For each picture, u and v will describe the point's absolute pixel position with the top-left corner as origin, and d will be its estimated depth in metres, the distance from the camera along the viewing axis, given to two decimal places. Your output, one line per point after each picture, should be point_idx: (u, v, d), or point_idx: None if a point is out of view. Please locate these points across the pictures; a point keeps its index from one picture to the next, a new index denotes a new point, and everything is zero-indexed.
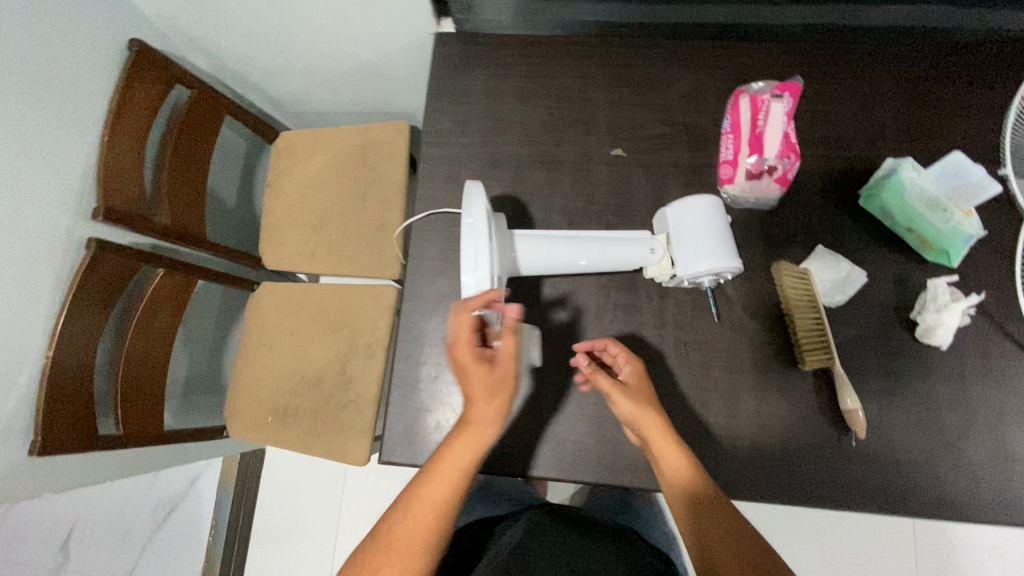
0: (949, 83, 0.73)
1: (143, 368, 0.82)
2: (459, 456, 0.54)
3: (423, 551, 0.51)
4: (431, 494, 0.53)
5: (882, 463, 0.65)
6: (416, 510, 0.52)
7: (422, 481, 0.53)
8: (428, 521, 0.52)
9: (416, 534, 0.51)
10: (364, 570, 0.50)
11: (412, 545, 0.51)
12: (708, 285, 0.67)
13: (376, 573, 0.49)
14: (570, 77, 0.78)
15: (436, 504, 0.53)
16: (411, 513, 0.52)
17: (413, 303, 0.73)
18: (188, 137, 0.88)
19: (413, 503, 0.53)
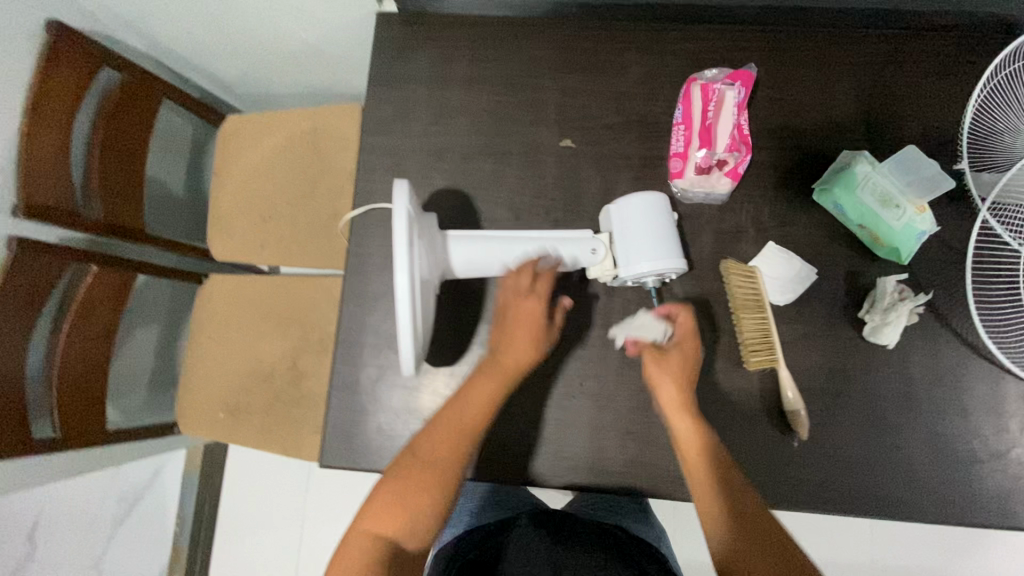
0: (908, 73, 0.71)
1: (79, 370, 0.79)
2: (479, 412, 0.57)
3: (430, 499, 0.55)
4: (444, 447, 0.56)
5: (827, 463, 0.64)
6: (431, 462, 0.56)
7: (435, 431, 0.57)
8: (439, 475, 0.55)
9: (428, 484, 0.55)
10: (398, 481, 0.55)
11: (424, 492, 0.55)
12: (653, 286, 0.65)
13: (408, 482, 0.55)
14: (519, 61, 0.74)
15: (447, 458, 0.56)
16: (425, 464, 0.56)
17: (352, 302, 0.70)
18: (119, 124, 0.83)
19: (428, 456, 0.56)
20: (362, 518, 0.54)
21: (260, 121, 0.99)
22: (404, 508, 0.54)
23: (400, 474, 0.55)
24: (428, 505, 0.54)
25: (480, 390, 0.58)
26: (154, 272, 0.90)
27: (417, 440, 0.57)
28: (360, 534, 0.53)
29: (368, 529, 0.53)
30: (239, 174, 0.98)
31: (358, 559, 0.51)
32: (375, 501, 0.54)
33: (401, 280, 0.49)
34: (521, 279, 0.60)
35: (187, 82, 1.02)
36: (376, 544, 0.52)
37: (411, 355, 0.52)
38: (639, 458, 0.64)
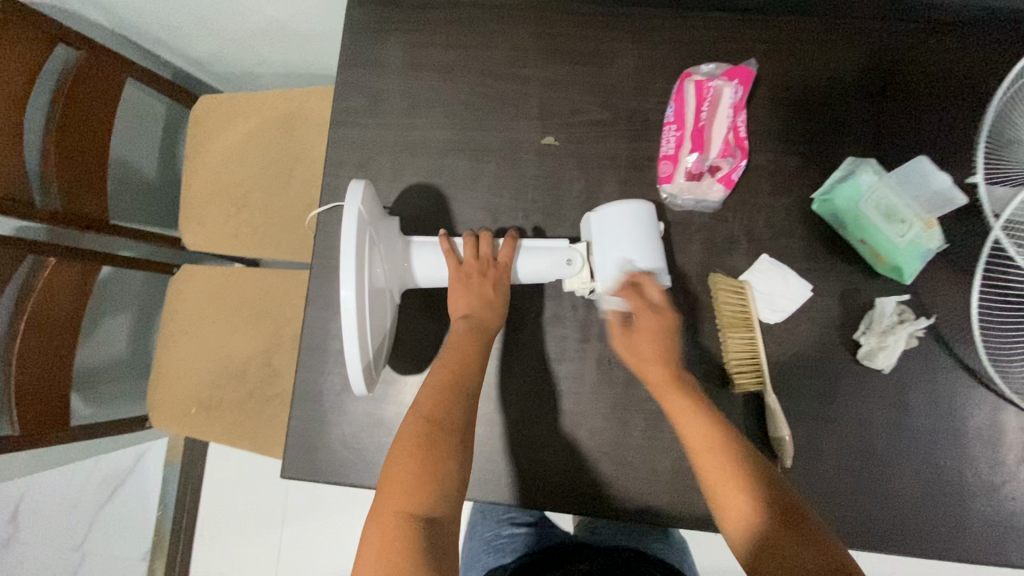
0: (922, 71, 0.65)
1: (40, 366, 0.75)
2: (468, 365, 0.55)
3: (446, 463, 0.48)
4: (445, 404, 0.52)
5: (815, 492, 0.60)
6: (440, 425, 0.50)
7: (431, 394, 0.53)
8: (450, 433, 0.50)
9: (442, 446, 0.49)
10: (406, 456, 0.48)
11: (438, 457, 0.49)
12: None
13: (420, 452, 0.49)
14: (500, 47, 0.68)
15: (453, 416, 0.51)
16: (434, 429, 0.50)
17: (317, 307, 0.66)
18: (78, 106, 0.78)
19: (434, 419, 0.51)
20: (383, 501, 0.46)
21: (232, 103, 0.93)
22: (426, 473, 0.47)
23: (403, 452, 0.48)
24: (450, 468, 0.48)
25: (460, 349, 0.55)
26: (118, 263, 0.86)
27: (417, 410, 0.52)
28: (387, 514, 0.45)
29: (397, 508, 0.46)
30: (209, 159, 0.93)
31: (394, 540, 0.43)
32: (389, 481, 0.47)
33: (347, 292, 0.48)
34: (486, 288, 0.59)
35: (157, 59, 0.97)
36: (410, 519, 0.45)
37: (359, 372, 0.51)
38: (612, 482, 0.60)
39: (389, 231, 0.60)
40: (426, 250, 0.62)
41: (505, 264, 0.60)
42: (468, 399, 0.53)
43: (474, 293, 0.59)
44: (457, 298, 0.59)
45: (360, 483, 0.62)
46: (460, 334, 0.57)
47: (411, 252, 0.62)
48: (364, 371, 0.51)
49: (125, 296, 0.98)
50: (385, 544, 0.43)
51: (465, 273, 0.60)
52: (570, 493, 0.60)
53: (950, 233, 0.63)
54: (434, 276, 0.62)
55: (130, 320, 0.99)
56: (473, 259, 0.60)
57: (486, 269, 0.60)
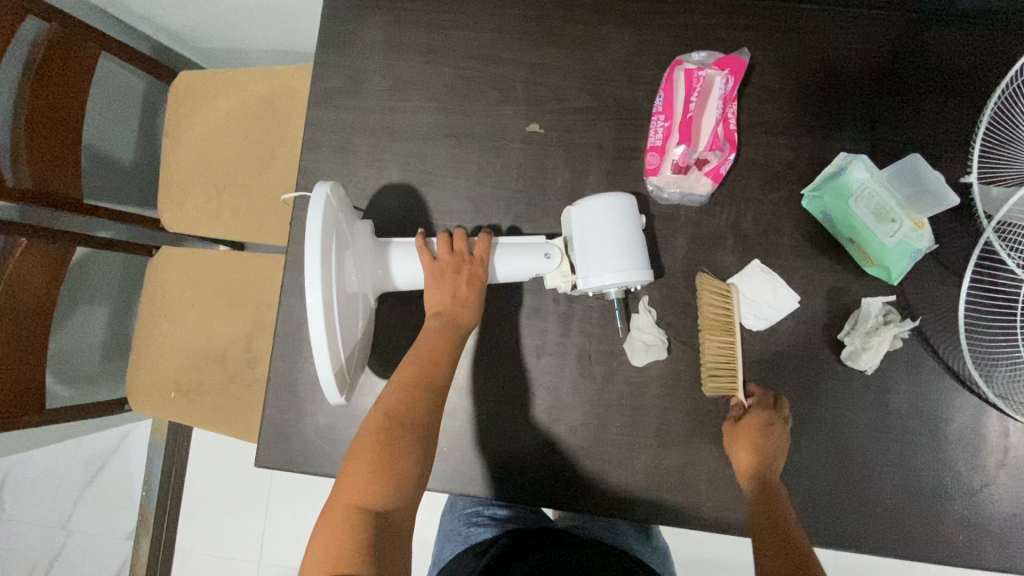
0: (921, 64, 0.63)
1: (15, 349, 0.74)
2: (438, 362, 0.53)
3: (408, 461, 0.48)
4: (410, 406, 0.50)
5: (792, 492, 0.59)
6: (402, 424, 0.49)
7: (396, 390, 0.51)
8: (413, 432, 0.49)
9: (402, 445, 0.48)
10: (367, 452, 0.48)
11: (400, 454, 0.48)
12: (616, 297, 0.60)
13: (383, 450, 0.48)
14: (486, 29, 0.65)
15: (417, 415, 0.50)
16: (395, 426, 0.49)
17: (293, 295, 0.64)
18: (50, 82, 0.75)
19: (397, 417, 0.50)
20: (338, 495, 0.46)
21: (214, 81, 0.91)
22: (383, 471, 0.47)
23: (364, 447, 0.48)
24: (409, 467, 0.48)
25: (430, 346, 0.54)
26: (96, 244, 0.84)
27: (380, 405, 0.51)
28: (340, 509, 0.45)
29: (350, 503, 0.46)
30: (188, 138, 0.90)
31: (344, 536, 0.44)
32: (347, 475, 0.47)
33: (313, 299, 0.45)
34: (460, 285, 0.57)
35: (135, 32, 0.93)
36: (362, 515, 0.45)
37: (332, 381, 0.49)
38: (588, 478, 0.60)
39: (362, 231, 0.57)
40: (401, 250, 0.60)
41: (480, 260, 0.57)
42: (434, 398, 0.52)
43: (448, 290, 0.56)
44: (431, 295, 0.57)
45: (334, 474, 0.62)
46: (431, 330, 0.55)
47: (386, 252, 0.60)
48: (337, 379, 0.49)
49: (103, 276, 0.96)
50: (336, 539, 0.44)
51: (439, 269, 0.57)
52: (546, 487, 0.60)
53: (941, 233, 0.62)
54: (411, 278, 0.60)
55: (112, 299, 0.98)
56: (447, 254, 0.58)
57: (461, 265, 0.57)
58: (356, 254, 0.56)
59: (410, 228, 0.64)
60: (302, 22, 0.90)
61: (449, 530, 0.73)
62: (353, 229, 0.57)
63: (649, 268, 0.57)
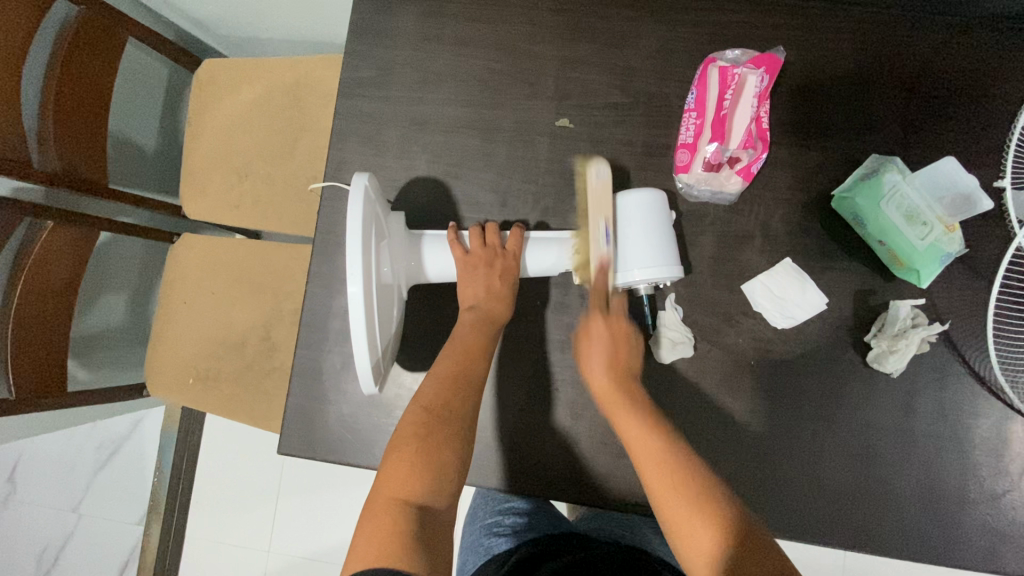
0: (957, 66, 0.63)
1: (37, 331, 0.74)
2: (475, 358, 0.54)
3: (450, 455, 0.50)
4: (448, 400, 0.52)
5: (816, 493, 0.59)
6: (440, 419, 0.51)
7: (433, 384, 0.53)
8: (451, 425, 0.51)
9: (440, 439, 0.50)
10: (409, 447, 0.49)
11: (441, 448, 0.49)
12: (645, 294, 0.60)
13: (425, 445, 0.49)
14: (517, 22, 0.65)
15: (454, 409, 0.52)
16: (433, 420, 0.51)
17: (319, 284, 0.65)
18: (78, 66, 0.75)
19: (434, 411, 0.51)
20: (381, 488, 0.47)
21: (238, 70, 0.91)
22: (422, 463, 0.48)
23: (406, 443, 0.49)
24: (446, 461, 0.49)
25: (467, 343, 0.55)
26: (118, 228, 0.84)
27: (419, 400, 0.52)
28: (382, 501, 0.46)
29: (393, 496, 0.47)
30: (212, 125, 0.90)
31: (390, 526, 0.44)
32: (388, 469, 0.48)
33: (355, 288, 0.46)
34: (492, 279, 0.58)
35: (160, 19, 0.93)
36: (403, 508, 0.46)
37: (370, 373, 0.49)
38: (611, 473, 0.60)
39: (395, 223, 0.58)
40: (433, 244, 0.61)
41: (513, 254, 0.59)
42: (471, 394, 0.53)
43: (481, 284, 0.58)
44: (465, 288, 0.58)
45: (358, 463, 0.62)
46: (467, 326, 0.56)
47: (419, 245, 0.60)
48: (373, 370, 0.49)
49: (122, 261, 0.96)
50: (378, 531, 0.44)
51: (472, 263, 0.59)
52: (568, 481, 0.60)
53: (970, 237, 0.62)
54: (443, 271, 0.61)
55: (130, 284, 0.98)
56: (479, 248, 0.59)
57: (493, 259, 0.58)
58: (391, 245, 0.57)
59: (438, 220, 0.64)
60: (327, 13, 0.90)
61: (472, 542, 0.73)
62: (388, 221, 0.57)
63: (679, 264, 0.58)
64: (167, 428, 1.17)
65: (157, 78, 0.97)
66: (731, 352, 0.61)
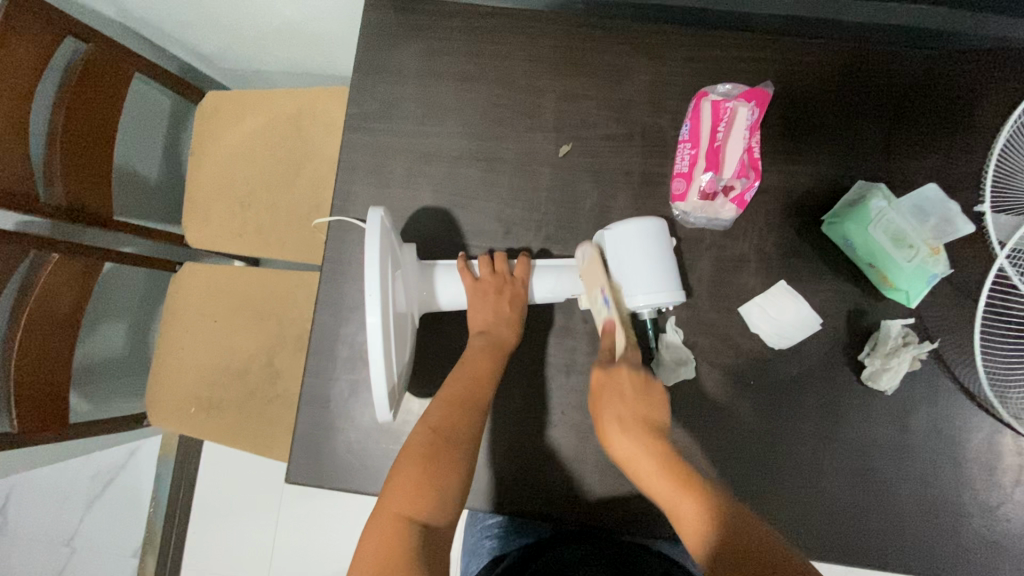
0: (935, 96, 0.66)
1: (39, 361, 0.74)
2: (481, 381, 0.56)
3: (456, 475, 0.51)
4: (455, 422, 0.53)
5: (817, 509, 0.61)
6: (447, 439, 0.52)
7: (441, 405, 0.54)
8: (458, 446, 0.52)
9: (447, 458, 0.51)
10: (412, 466, 0.50)
11: (447, 469, 0.51)
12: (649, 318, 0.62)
13: (429, 463, 0.50)
14: (518, 58, 0.68)
15: (461, 431, 0.53)
16: (440, 441, 0.52)
17: (326, 313, 0.66)
18: (85, 102, 0.76)
19: (441, 432, 0.52)
20: (386, 505, 0.48)
21: (242, 100, 0.92)
22: (429, 482, 0.49)
23: (409, 462, 0.50)
24: (451, 482, 0.50)
25: (475, 368, 0.56)
26: (122, 258, 0.85)
27: (426, 421, 0.54)
28: (386, 517, 0.47)
29: (399, 513, 0.48)
30: (215, 155, 0.92)
31: (396, 544, 0.45)
32: (394, 486, 0.49)
33: (374, 318, 0.47)
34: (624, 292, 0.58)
35: (164, 52, 0.96)
36: (408, 526, 0.47)
37: (386, 400, 0.50)
38: (618, 495, 0.61)
39: (407, 254, 0.60)
40: (444, 274, 0.62)
41: (520, 281, 0.61)
42: (478, 418, 0.54)
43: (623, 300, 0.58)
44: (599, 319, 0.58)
45: (366, 489, 0.62)
46: (476, 350, 0.58)
47: (432, 276, 0.62)
48: (389, 395, 0.50)
49: (123, 290, 0.97)
50: (384, 546, 0.45)
51: (482, 289, 0.61)
52: (577, 504, 0.61)
53: (955, 259, 0.65)
54: (455, 297, 0.63)
55: (130, 312, 0.98)
56: (488, 275, 0.61)
57: (502, 286, 0.60)
58: (405, 275, 0.58)
59: (444, 249, 0.66)
60: (329, 47, 0.93)
61: (474, 543, 0.75)
62: (401, 251, 0.59)
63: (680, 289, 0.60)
64: (164, 456, 1.15)
65: (160, 109, 0.98)
66: (731, 372, 0.63)
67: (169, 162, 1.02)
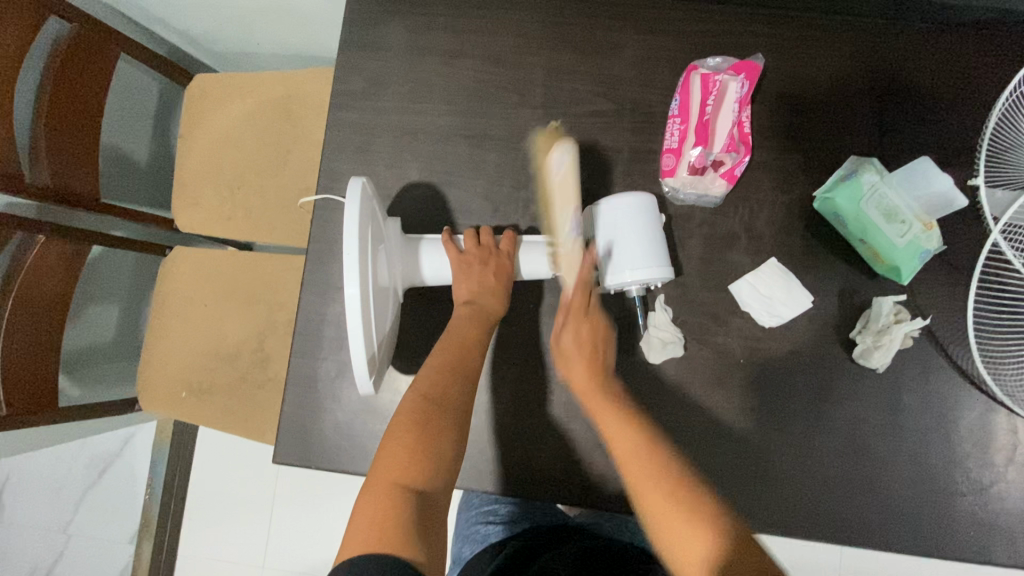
0: (929, 69, 0.65)
1: (27, 344, 0.73)
2: (471, 350, 0.55)
3: (448, 443, 0.50)
4: (446, 390, 0.53)
5: (808, 487, 0.60)
6: (438, 407, 0.52)
7: (430, 373, 0.54)
8: (448, 414, 0.52)
9: (439, 425, 0.51)
10: (407, 432, 0.50)
11: (440, 437, 0.50)
12: (636, 296, 0.61)
13: (424, 429, 0.50)
14: (506, 33, 0.67)
15: (452, 399, 0.53)
16: (431, 409, 0.51)
17: (313, 292, 0.65)
18: (70, 82, 0.75)
19: (432, 399, 0.52)
20: (379, 475, 0.48)
21: (230, 81, 0.91)
22: (422, 449, 0.49)
23: (402, 429, 0.50)
24: (444, 450, 0.50)
25: (463, 336, 0.56)
26: (110, 241, 0.84)
27: (416, 389, 0.53)
28: (382, 485, 0.47)
29: (393, 481, 0.47)
30: (203, 137, 0.91)
31: (391, 510, 0.45)
32: (385, 456, 0.49)
33: (353, 290, 0.46)
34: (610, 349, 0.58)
35: (152, 36, 0.95)
36: (403, 493, 0.46)
37: (364, 365, 0.49)
38: (606, 474, 0.60)
39: (393, 231, 0.59)
40: (430, 248, 0.62)
41: (506, 253, 0.60)
42: (467, 385, 0.54)
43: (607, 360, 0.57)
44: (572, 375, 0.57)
45: (353, 469, 0.62)
46: (462, 320, 0.57)
47: (418, 252, 0.61)
48: (369, 366, 0.50)
49: (114, 275, 0.97)
50: (380, 515, 0.44)
51: (466, 262, 0.60)
52: (567, 483, 0.60)
53: (949, 235, 0.64)
54: (441, 272, 0.62)
55: (122, 297, 0.98)
56: (473, 248, 0.60)
57: (487, 258, 0.60)
58: (389, 250, 0.57)
59: (431, 227, 0.65)
60: (317, 28, 0.92)
61: (468, 528, 0.74)
62: (385, 227, 0.58)
63: (668, 264, 0.59)
64: (159, 443, 1.15)
65: (148, 92, 0.97)
66: (721, 350, 0.62)
67: (158, 146, 1.01)
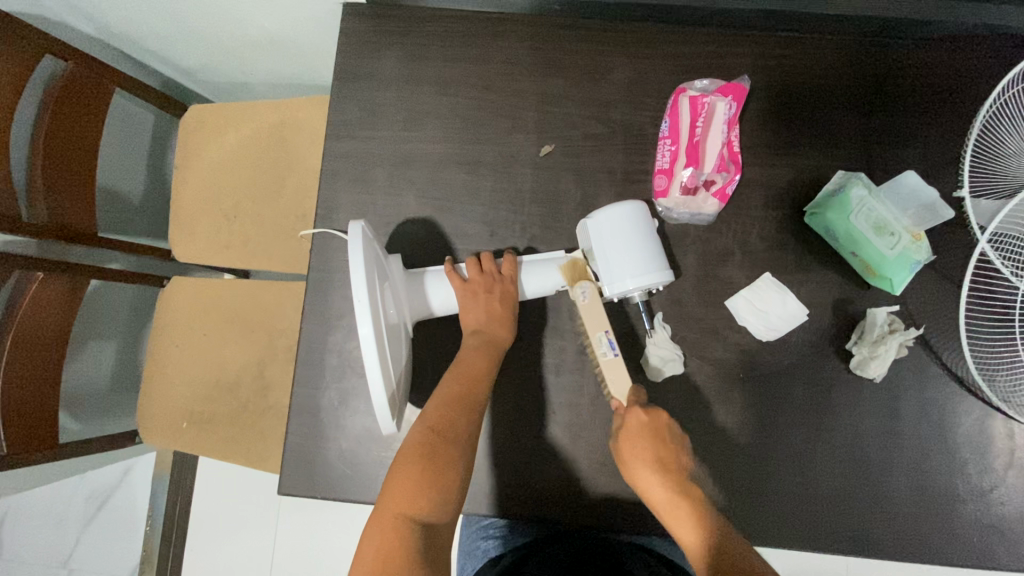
0: (909, 85, 0.67)
1: (25, 382, 0.73)
2: (478, 380, 0.56)
3: (453, 475, 0.51)
4: (453, 421, 0.53)
5: (811, 499, 0.61)
6: (444, 439, 0.52)
7: (438, 405, 0.54)
8: (455, 446, 0.52)
9: (445, 458, 0.51)
10: (412, 467, 0.50)
11: (445, 470, 0.50)
12: (640, 300, 0.62)
13: (430, 463, 0.50)
14: (496, 61, 0.68)
15: (458, 430, 0.53)
16: (437, 441, 0.52)
17: (314, 321, 0.65)
18: (66, 120, 0.76)
19: (439, 432, 0.52)
20: (385, 508, 0.48)
21: (224, 112, 0.92)
22: (427, 482, 0.49)
23: (407, 465, 0.50)
24: (450, 483, 0.50)
25: (471, 366, 0.57)
26: (107, 275, 0.84)
27: (424, 421, 0.53)
28: (386, 519, 0.47)
29: (397, 515, 0.48)
30: (198, 168, 0.91)
31: (394, 545, 0.45)
32: (391, 489, 0.49)
33: (366, 330, 0.47)
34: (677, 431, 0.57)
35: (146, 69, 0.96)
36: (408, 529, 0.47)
37: (386, 408, 0.49)
38: (611, 493, 0.61)
39: (396, 267, 0.60)
40: (434, 279, 0.62)
41: (509, 277, 0.61)
42: (474, 415, 0.54)
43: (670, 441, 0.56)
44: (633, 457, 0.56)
45: (358, 497, 0.62)
46: (471, 349, 0.58)
47: (419, 281, 0.62)
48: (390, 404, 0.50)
49: (111, 307, 0.97)
50: (383, 548, 0.45)
51: (471, 289, 0.60)
52: (572, 503, 0.60)
53: (937, 245, 0.65)
54: (447, 301, 0.62)
55: (119, 328, 0.98)
56: (477, 275, 0.61)
57: (492, 285, 0.60)
58: (393, 287, 0.58)
59: (429, 253, 0.66)
60: (309, 57, 0.93)
61: (470, 544, 0.74)
62: (388, 263, 0.59)
63: (667, 268, 0.60)
64: (159, 473, 1.14)
65: (143, 124, 0.98)
66: (719, 365, 0.63)
67: (153, 176, 1.02)
